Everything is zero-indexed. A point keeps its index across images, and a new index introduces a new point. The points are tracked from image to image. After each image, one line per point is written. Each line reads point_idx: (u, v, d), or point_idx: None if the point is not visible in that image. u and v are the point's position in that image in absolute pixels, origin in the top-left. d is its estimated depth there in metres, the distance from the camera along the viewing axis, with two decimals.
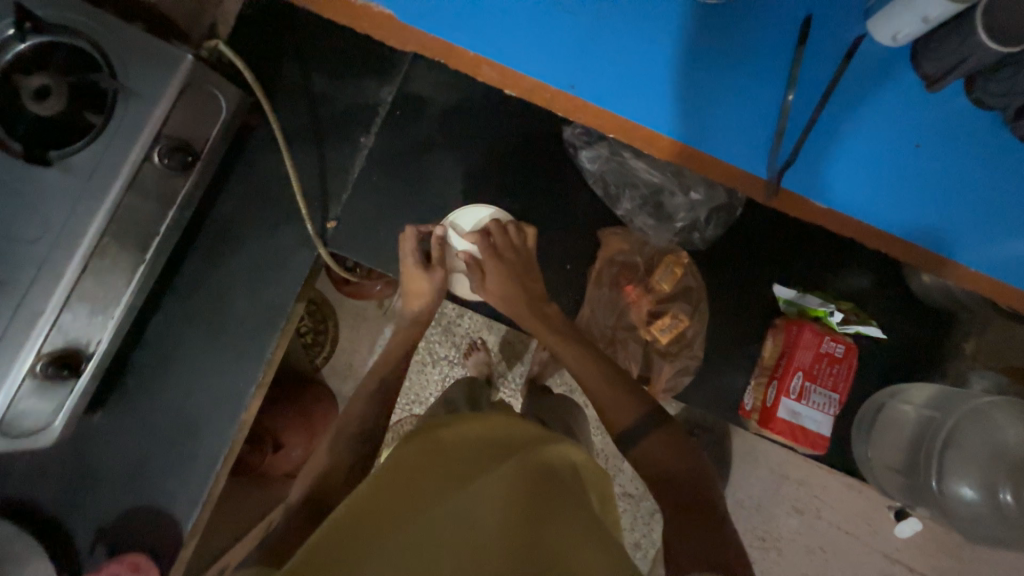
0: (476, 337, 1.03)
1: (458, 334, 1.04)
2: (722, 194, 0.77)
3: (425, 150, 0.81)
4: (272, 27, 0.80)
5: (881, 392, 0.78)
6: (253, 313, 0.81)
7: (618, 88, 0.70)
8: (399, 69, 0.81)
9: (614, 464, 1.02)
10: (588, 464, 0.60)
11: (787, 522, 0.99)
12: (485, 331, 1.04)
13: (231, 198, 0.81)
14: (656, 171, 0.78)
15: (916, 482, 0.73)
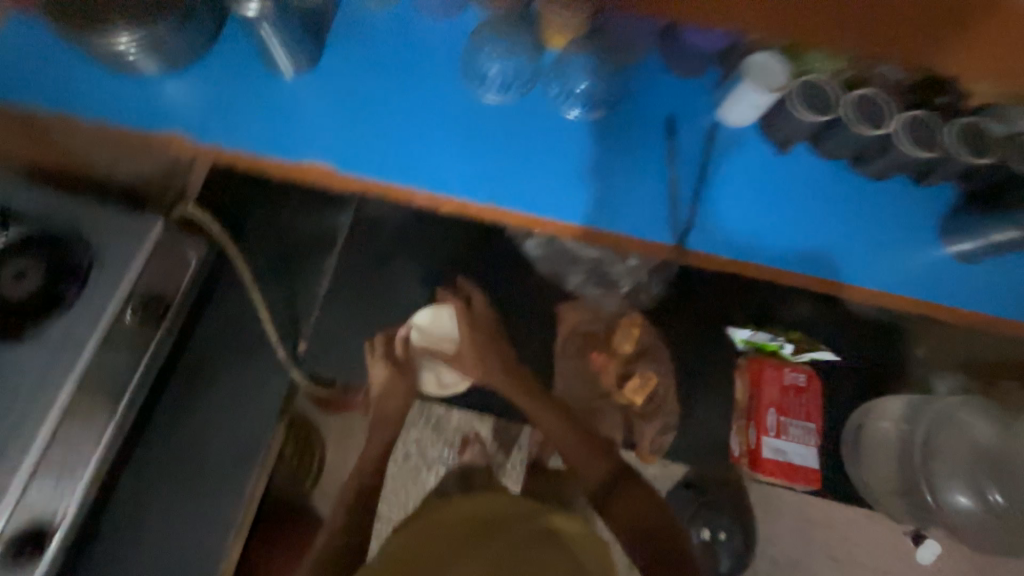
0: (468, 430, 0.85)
1: (447, 430, 0.85)
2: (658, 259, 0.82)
3: (384, 262, 0.89)
4: (235, 180, 0.90)
5: (857, 414, 0.79)
6: (230, 451, 0.80)
7: (503, 169, 0.59)
8: (353, 198, 0.91)
9: None
10: (583, 532, 0.61)
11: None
12: (478, 423, 0.85)
13: (203, 339, 0.84)
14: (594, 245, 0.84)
15: (915, 498, 0.74)
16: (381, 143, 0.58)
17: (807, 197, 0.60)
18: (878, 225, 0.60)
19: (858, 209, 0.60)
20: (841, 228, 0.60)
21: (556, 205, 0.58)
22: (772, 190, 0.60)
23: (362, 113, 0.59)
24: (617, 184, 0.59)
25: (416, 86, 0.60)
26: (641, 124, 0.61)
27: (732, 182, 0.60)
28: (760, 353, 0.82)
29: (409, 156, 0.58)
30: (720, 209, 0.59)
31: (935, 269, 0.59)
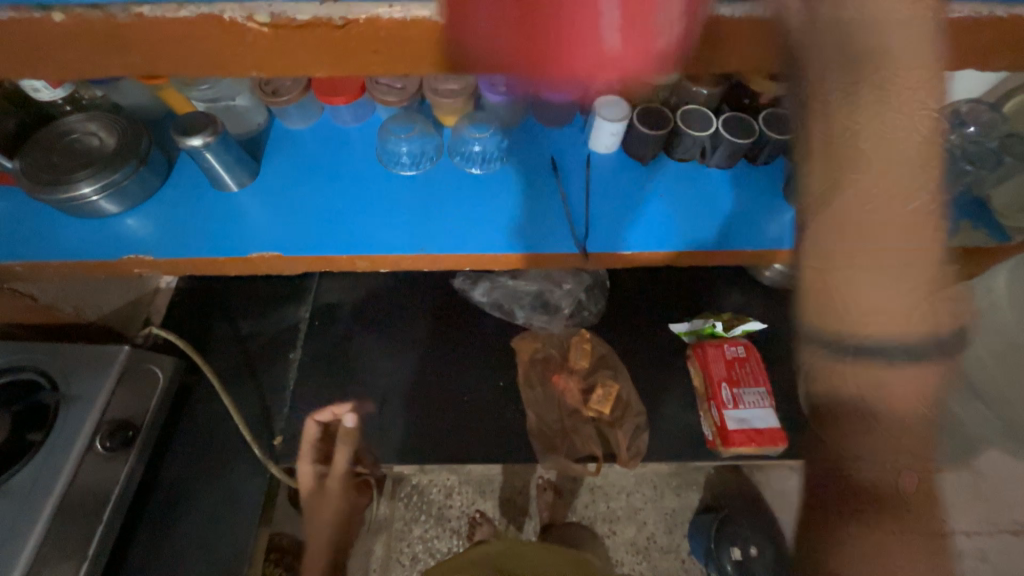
0: (472, 510, 0.92)
1: (452, 517, 0.92)
2: (588, 276, 0.95)
3: (348, 341, 0.95)
4: (199, 299, 0.98)
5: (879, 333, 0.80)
6: (215, 568, 0.78)
7: (422, 227, 0.68)
8: (309, 290, 1.00)
9: None
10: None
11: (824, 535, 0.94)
12: (480, 499, 0.94)
13: (178, 458, 0.84)
14: (531, 279, 0.95)
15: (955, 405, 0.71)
16: (312, 227, 0.67)
17: (678, 194, 0.71)
18: (742, 203, 0.71)
19: (721, 196, 0.71)
20: (712, 213, 0.70)
21: (474, 244, 0.67)
22: (648, 196, 0.71)
23: (306, 205, 0.68)
24: (537, 214, 0.69)
25: (337, 178, 0.71)
26: (532, 167, 0.72)
27: (614, 196, 0.71)
28: (699, 336, 0.90)
29: (338, 235, 0.67)
30: (612, 218, 0.69)
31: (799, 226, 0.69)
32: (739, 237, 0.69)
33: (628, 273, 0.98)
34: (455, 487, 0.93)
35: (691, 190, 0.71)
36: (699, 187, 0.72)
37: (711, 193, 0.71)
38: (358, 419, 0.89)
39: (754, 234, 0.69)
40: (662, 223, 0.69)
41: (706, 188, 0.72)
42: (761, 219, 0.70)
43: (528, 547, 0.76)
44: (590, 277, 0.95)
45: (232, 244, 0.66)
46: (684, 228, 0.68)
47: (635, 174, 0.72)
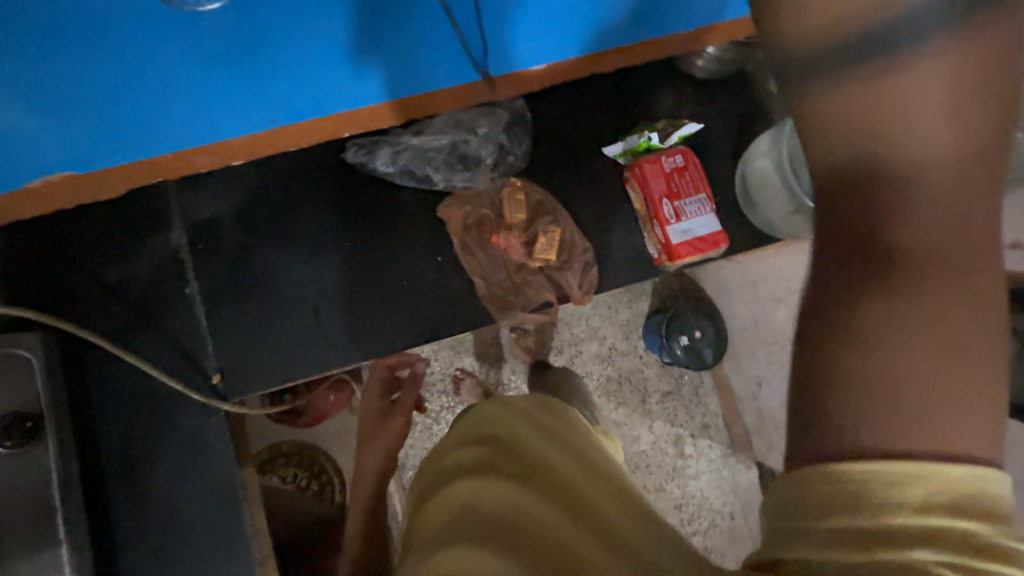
0: (453, 370, 1.01)
1: (436, 381, 1.01)
2: (502, 115, 0.82)
3: (249, 257, 0.81)
4: (34, 258, 0.76)
5: None
6: (210, 504, 0.77)
7: (331, 75, 0.67)
8: (173, 210, 0.80)
9: (638, 377, 1.08)
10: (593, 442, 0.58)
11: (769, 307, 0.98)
12: (459, 358, 1.02)
13: (112, 429, 0.75)
14: (439, 133, 0.81)
15: None
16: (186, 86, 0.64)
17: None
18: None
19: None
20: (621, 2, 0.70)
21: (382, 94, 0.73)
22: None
23: None
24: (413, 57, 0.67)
25: (194, 28, 0.59)
26: None
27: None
28: (634, 154, 0.82)
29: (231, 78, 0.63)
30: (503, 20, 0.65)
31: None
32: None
33: (546, 102, 0.85)
34: (432, 353, 1.00)
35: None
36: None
37: None
38: (299, 334, 0.81)
39: None
40: None
41: None
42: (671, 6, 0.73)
43: (515, 409, 0.60)
44: (504, 115, 0.82)
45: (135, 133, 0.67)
46: None
47: None
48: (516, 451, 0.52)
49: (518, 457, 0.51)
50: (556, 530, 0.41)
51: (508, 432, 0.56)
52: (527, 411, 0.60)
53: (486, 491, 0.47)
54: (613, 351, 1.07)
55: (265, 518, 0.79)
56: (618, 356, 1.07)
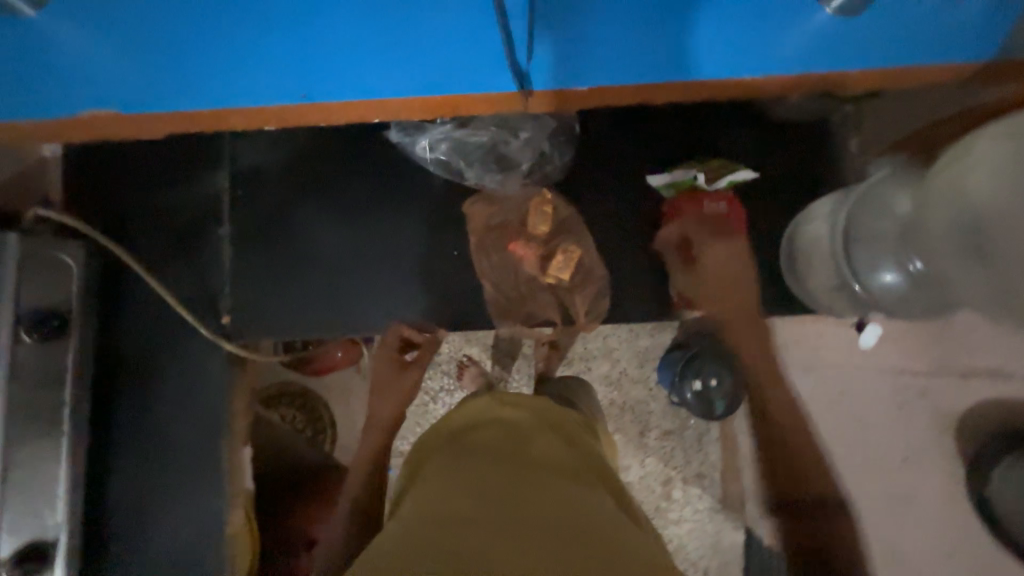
0: (460, 355, 0.85)
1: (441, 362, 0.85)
2: (551, 122, 0.78)
3: (281, 212, 0.83)
4: (95, 172, 0.83)
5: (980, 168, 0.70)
6: (196, 432, 0.82)
7: (378, 72, 0.65)
8: (223, 151, 0.83)
9: None
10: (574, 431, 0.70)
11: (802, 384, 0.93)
12: (468, 344, 0.85)
13: (128, 343, 0.81)
14: (481, 128, 0.78)
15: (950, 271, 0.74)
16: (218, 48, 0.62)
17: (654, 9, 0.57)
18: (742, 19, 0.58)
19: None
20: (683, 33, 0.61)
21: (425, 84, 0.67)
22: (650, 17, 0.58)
23: None
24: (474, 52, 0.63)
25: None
26: None
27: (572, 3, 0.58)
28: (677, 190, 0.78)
29: (299, 56, 0.63)
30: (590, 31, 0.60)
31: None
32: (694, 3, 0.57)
33: (600, 118, 0.81)
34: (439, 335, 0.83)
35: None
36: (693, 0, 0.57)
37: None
38: (310, 296, 0.83)
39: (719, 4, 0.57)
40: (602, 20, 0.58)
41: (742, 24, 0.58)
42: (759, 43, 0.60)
43: (515, 411, 0.68)
44: (552, 123, 0.78)
45: (176, 88, 0.67)
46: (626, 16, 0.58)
47: None
48: (506, 450, 0.59)
49: (515, 439, 0.62)
50: (551, 497, 0.52)
51: (502, 430, 0.64)
52: (520, 399, 0.71)
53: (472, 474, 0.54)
54: (622, 376, 0.86)
55: (242, 458, 0.84)
56: (626, 381, 0.86)
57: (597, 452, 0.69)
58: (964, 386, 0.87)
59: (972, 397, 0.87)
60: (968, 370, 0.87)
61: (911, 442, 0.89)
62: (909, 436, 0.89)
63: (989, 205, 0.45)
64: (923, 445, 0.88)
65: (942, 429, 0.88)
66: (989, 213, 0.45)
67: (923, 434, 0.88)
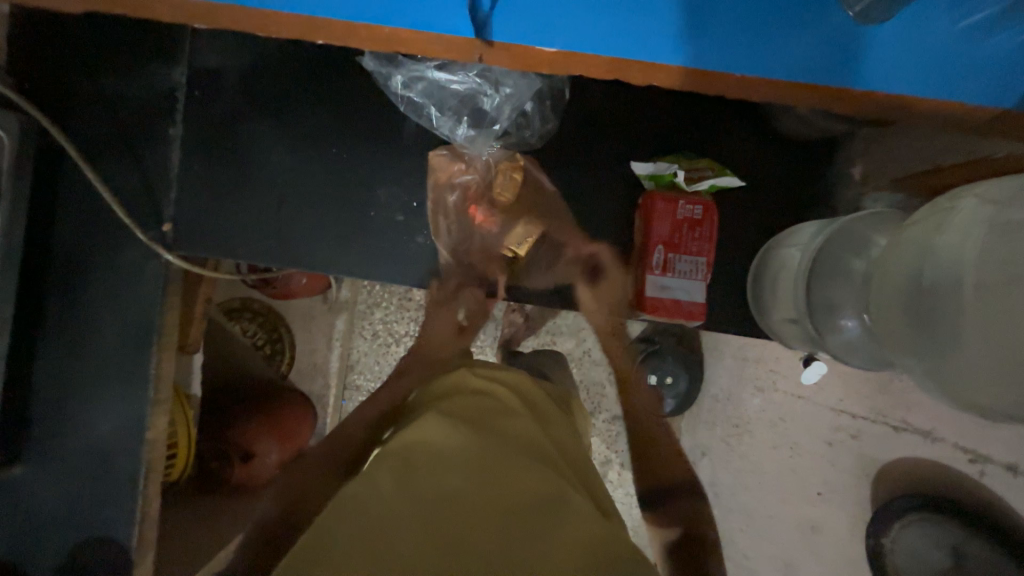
0: None
1: None
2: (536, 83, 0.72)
3: (237, 123, 0.79)
4: (45, 43, 0.76)
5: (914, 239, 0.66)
6: (127, 334, 0.81)
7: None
8: (184, 44, 0.78)
9: (597, 392, 1.13)
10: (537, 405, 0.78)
11: (754, 406, 0.98)
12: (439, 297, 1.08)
13: (68, 233, 0.79)
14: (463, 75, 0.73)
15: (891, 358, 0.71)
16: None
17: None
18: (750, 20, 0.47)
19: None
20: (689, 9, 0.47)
21: (356, 14, 0.48)
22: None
23: None
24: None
25: None
26: None
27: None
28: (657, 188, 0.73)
29: None
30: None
31: (922, 23, 0.47)
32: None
33: (594, 92, 0.77)
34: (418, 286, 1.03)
35: None
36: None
37: None
38: (258, 220, 0.79)
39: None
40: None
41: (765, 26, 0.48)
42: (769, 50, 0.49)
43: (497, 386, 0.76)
44: (538, 84, 0.73)
45: None
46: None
47: None
48: (479, 420, 0.68)
49: (479, 410, 0.70)
50: (509, 464, 0.61)
51: (480, 401, 0.72)
52: (486, 371, 0.79)
53: (445, 438, 0.63)
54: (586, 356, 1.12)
55: (171, 367, 0.84)
56: (588, 362, 1.12)
57: (556, 423, 0.77)
58: (894, 439, 0.87)
59: (903, 451, 0.87)
60: (903, 425, 0.86)
61: (828, 479, 0.92)
62: (829, 472, 0.92)
63: (966, 262, 0.41)
64: (841, 483, 0.91)
65: (863, 474, 0.89)
66: (966, 271, 0.41)
67: (843, 473, 0.91)
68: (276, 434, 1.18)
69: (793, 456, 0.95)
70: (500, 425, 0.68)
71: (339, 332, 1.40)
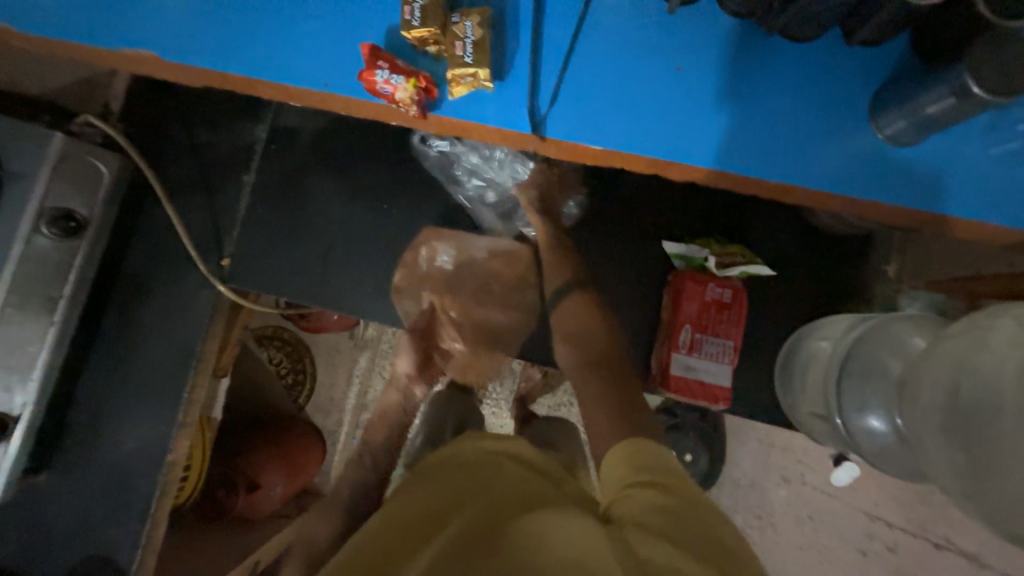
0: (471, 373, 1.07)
1: None
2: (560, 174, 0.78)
3: (303, 178, 0.87)
4: (154, 97, 0.88)
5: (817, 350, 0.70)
6: (168, 357, 0.86)
7: None
8: (268, 107, 0.88)
9: None
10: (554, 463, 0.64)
11: (779, 498, 0.90)
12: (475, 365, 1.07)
13: (138, 258, 0.87)
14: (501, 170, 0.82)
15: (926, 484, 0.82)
16: (264, 29, 0.58)
17: (701, 95, 0.53)
18: (780, 137, 0.52)
19: (778, 104, 0.52)
20: (722, 118, 0.53)
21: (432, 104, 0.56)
22: (695, 107, 0.53)
23: None
24: (507, 86, 0.54)
25: None
26: None
27: (614, 61, 0.53)
28: (406, 92, 0.52)
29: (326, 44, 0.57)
30: (639, 99, 0.53)
31: (956, 147, 0.51)
32: (738, 110, 0.52)
33: (630, 175, 0.82)
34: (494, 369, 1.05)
35: (730, 83, 0.52)
36: (740, 98, 0.52)
37: (795, 98, 0.52)
38: (308, 263, 0.85)
39: (752, 118, 0.52)
40: (630, 90, 0.53)
41: (789, 137, 0.52)
42: (802, 162, 0.52)
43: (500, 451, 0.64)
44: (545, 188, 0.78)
45: (206, 44, 0.59)
46: (664, 99, 0.53)
47: (712, 54, 0.52)
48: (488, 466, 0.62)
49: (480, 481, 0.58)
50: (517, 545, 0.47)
51: (483, 468, 0.60)
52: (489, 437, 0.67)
53: (452, 484, 0.59)
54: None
55: (202, 393, 0.88)
56: None
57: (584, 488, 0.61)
58: (935, 557, 0.84)
59: (941, 569, 0.83)
60: (945, 543, 0.84)
61: None
62: None
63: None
64: None
65: None
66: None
67: None
68: (284, 468, 1.18)
69: (822, 562, 0.88)
70: (494, 496, 0.54)
71: (360, 368, 1.42)
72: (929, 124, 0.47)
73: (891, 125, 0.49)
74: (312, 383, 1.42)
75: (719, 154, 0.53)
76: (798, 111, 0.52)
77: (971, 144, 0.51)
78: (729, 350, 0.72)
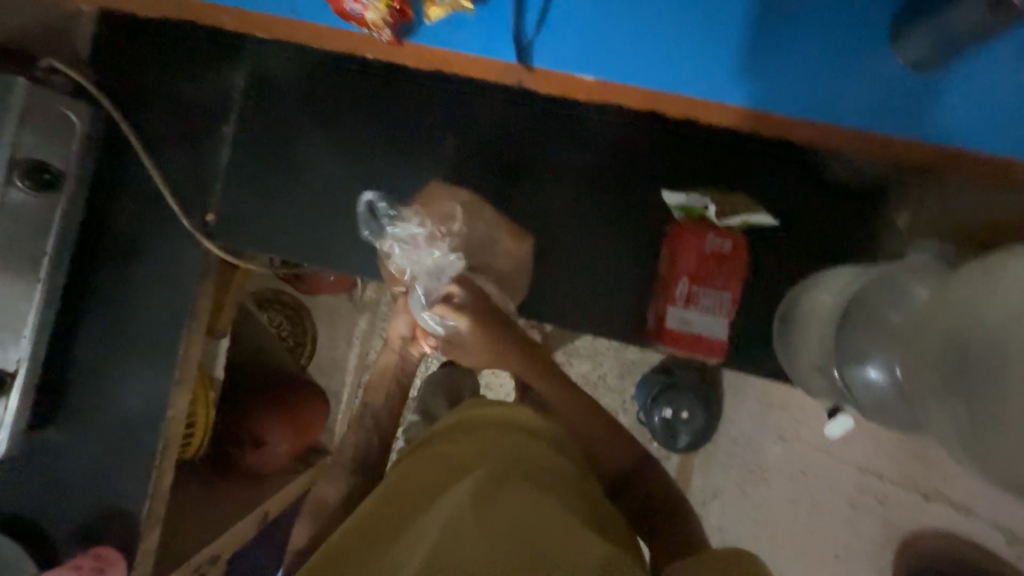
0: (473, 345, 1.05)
1: None
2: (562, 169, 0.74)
3: (285, 128, 0.83)
4: (123, 41, 0.83)
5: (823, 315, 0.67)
6: (161, 315, 0.85)
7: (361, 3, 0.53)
8: (244, 51, 0.83)
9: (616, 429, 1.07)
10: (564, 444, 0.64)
11: (774, 454, 0.93)
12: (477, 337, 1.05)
13: (123, 216, 0.84)
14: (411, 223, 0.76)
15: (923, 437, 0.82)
16: None
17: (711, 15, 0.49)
18: (793, 62, 0.50)
19: (794, 23, 0.49)
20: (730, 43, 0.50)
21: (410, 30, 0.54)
22: (705, 31, 0.50)
23: None
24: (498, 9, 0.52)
25: None
26: None
27: None
28: (378, 12, 0.48)
29: None
30: (642, 23, 0.51)
31: (983, 69, 0.48)
32: (751, 32, 0.50)
33: (631, 120, 0.76)
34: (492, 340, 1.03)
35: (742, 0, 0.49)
36: (752, 15, 0.49)
37: (816, 17, 0.49)
38: (296, 218, 0.83)
39: (764, 41, 0.50)
40: (632, 13, 0.50)
41: (801, 63, 0.50)
42: (811, 89, 0.51)
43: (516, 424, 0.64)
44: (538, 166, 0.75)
45: None
46: (673, 23, 0.50)
47: None
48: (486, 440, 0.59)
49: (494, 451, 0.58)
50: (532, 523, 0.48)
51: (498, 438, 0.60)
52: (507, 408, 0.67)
53: (448, 459, 0.57)
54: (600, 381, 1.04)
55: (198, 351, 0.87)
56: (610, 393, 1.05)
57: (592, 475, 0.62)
58: (921, 509, 0.83)
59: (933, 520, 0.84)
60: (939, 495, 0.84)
61: (849, 543, 0.88)
62: (851, 537, 0.88)
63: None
64: (862, 550, 0.87)
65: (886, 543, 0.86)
66: None
67: (866, 541, 0.87)
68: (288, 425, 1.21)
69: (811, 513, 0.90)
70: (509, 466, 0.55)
71: (360, 330, 1.43)
72: (954, 48, 0.43)
73: (915, 49, 0.46)
74: (313, 345, 1.43)
75: (726, 83, 0.52)
76: (816, 32, 0.49)
77: (1001, 67, 0.48)
78: (728, 303, 0.70)
